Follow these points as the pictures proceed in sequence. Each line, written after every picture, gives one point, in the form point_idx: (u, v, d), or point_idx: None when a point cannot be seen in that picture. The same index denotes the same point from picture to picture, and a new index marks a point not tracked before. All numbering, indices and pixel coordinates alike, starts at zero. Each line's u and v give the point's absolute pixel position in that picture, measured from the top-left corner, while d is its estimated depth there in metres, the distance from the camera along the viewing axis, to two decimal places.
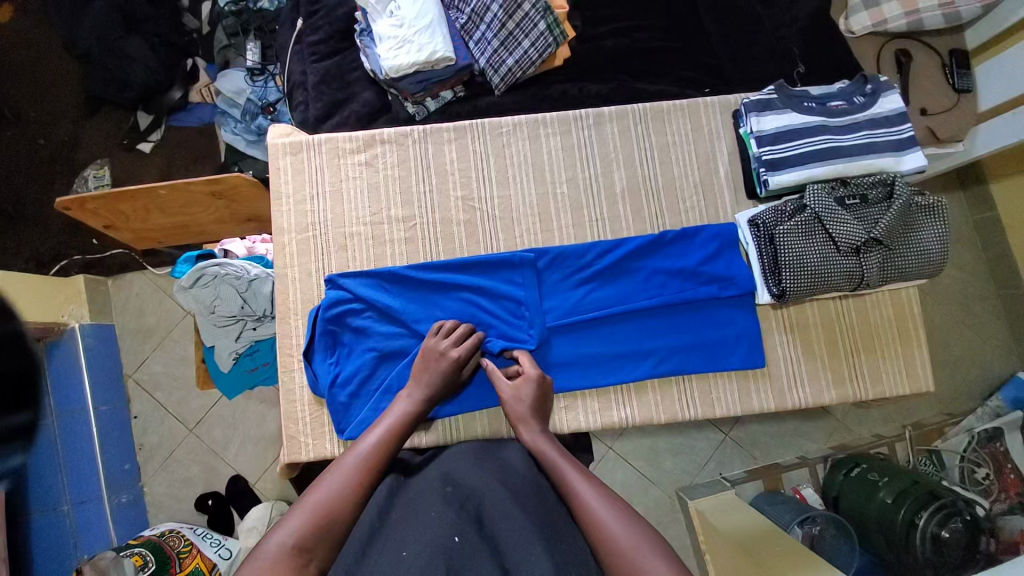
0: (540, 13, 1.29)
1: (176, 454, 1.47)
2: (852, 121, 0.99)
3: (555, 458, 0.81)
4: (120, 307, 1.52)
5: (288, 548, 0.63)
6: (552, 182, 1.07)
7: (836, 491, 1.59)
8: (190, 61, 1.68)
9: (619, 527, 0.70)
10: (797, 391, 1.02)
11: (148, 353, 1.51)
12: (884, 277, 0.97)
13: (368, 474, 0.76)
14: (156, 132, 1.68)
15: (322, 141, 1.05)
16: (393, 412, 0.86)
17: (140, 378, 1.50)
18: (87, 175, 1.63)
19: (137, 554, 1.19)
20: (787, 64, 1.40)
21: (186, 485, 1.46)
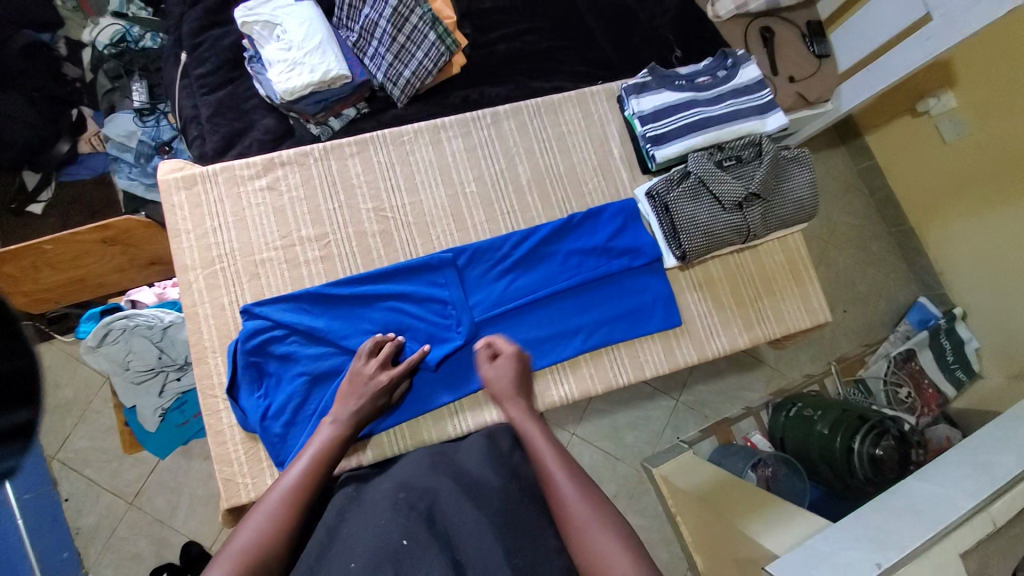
0: (428, 24, 1.32)
1: (119, 532, 1.37)
2: (717, 93, 1.10)
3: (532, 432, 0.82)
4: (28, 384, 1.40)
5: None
6: (461, 182, 1.09)
7: (780, 432, 1.74)
8: (75, 111, 1.61)
9: (582, 507, 0.71)
10: (714, 340, 1.10)
11: (69, 429, 1.40)
12: (769, 226, 1.07)
13: (293, 508, 0.72)
14: (47, 191, 1.59)
15: (217, 171, 1.03)
16: (313, 441, 0.82)
17: (65, 457, 1.38)
18: None
19: None
20: (665, 51, 1.54)
21: (135, 563, 1.36)
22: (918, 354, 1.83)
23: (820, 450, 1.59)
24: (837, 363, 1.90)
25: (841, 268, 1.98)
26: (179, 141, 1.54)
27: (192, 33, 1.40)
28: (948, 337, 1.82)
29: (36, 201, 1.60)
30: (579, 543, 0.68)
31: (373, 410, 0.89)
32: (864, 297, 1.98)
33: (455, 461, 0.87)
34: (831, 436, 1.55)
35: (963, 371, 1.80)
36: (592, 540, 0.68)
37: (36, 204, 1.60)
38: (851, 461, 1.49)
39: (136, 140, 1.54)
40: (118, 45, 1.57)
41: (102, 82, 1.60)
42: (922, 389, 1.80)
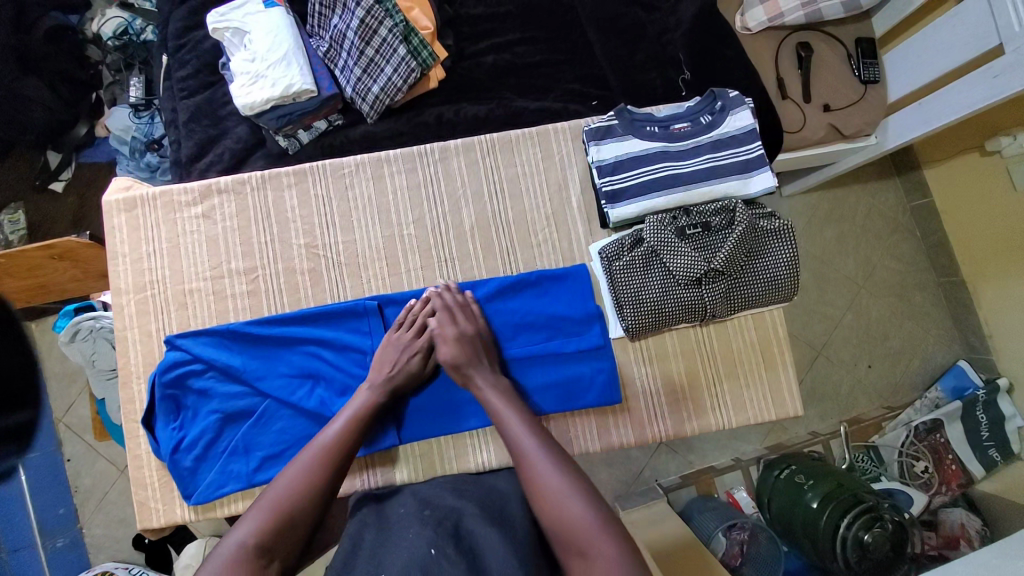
0: (398, 38, 1.24)
1: (111, 494, 1.46)
2: (694, 144, 0.96)
3: (499, 403, 0.83)
4: (45, 352, 1.49)
5: (248, 547, 0.66)
6: (399, 224, 1.02)
7: (768, 492, 1.47)
8: (95, 95, 1.62)
9: (557, 476, 0.72)
10: (657, 424, 0.99)
11: (74, 397, 1.48)
12: (731, 305, 0.94)
13: (330, 462, 0.78)
14: (66, 171, 1.63)
15: (155, 195, 1.02)
16: (348, 406, 0.86)
17: (70, 421, 1.48)
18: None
19: None
20: (672, 71, 1.37)
21: (122, 525, 1.45)
22: (947, 426, 1.52)
23: (802, 521, 1.34)
24: (849, 425, 1.63)
25: (879, 314, 1.71)
26: (165, 139, 1.52)
27: (177, 34, 1.38)
28: (984, 411, 1.51)
29: (57, 179, 1.63)
30: (548, 510, 0.70)
31: (407, 378, 0.91)
32: (896, 354, 1.69)
33: (462, 484, 0.87)
34: (818, 511, 1.29)
35: (999, 452, 1.49)
36: (565, 509, 0.69)
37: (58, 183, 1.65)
38: (835, 545, 1.24)
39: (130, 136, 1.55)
40: (120, 38, 1.55)
41: (106, 76, 1.63)
42: (943, 465, 1.50)
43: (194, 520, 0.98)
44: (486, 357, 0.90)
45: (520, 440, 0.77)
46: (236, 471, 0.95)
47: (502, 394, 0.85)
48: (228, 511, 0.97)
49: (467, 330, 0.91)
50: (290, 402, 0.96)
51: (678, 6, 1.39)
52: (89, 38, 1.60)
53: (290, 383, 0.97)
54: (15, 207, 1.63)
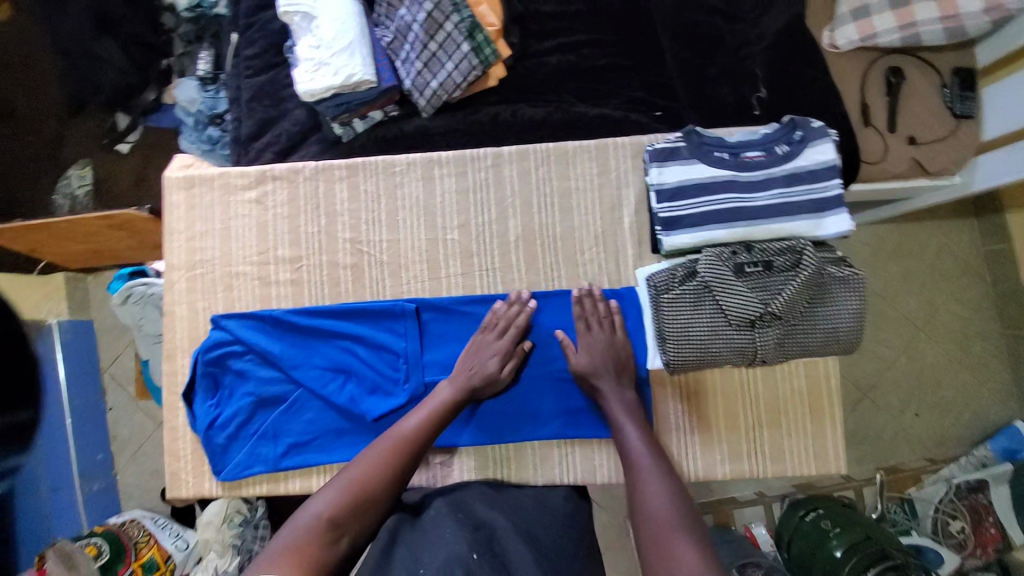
0: (462, 34, 1.22)
1: (145, 447, 1.57)
2: (765, 176, 0.90)
3: (621, 421, 0.87)
4: (97, 302, 1.58)
5: (323, 522, 0.71)
6: (444, 228, 1.00)
7: (789, 534, 1.34)
8: (165, 61, 1.65)
9: (667, 507, 0.75)
10: (687, 463, 0.95)
11: (121, 349, 1.58)
12: (784, 353, 0.88)
13: (402, 457, 0.81)
14: (134, 133, 1.69)
15: (214, 176, 1.04)
16: (434, 397, 0.89)
17: (115, 371, 1.58)
18: (70, 175, 1.69)
19: (92, 545, 1.28)
20: (747, 88, 1.29)
21: (154, 476, 1.56)
22: (993, 488, 1.41)
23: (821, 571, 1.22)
24: (885, 473, 1.52)
25: (936, 361, 1.57)
26: (227, 114, 1.55)
27: (248, 12, 1.41)
28: None
29: (124, 141, 1.70)
30: (654, 537, 0.72)
31: (484, 380, 0.90)
32: (949, 405, 1.55)
33: (488, 494, 0.87)
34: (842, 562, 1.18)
35: None
36: (664, 536, 0.72)
37: (124, 143, 1.71)
38: None
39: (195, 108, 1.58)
40: (194, 10, 1.59)
41: (177, 46, 1.66)
42: (981, 528, 1.38)
43: (221, 495, 1.01)
44: (618, 372, 0.91)
45: (639, 463, 0.82)
46: (264, 454, 0.98)
47: (629, 414, 0.88)
48: (252, 492, 1.00)
49: (599, 342, 0.91)
50: (322, 394, 0.97)
51: (762, 19, 1.31)
52: (165, 5, 1.64)
53: (323, 375, 0.98)
54: (84, 162, 1.71)
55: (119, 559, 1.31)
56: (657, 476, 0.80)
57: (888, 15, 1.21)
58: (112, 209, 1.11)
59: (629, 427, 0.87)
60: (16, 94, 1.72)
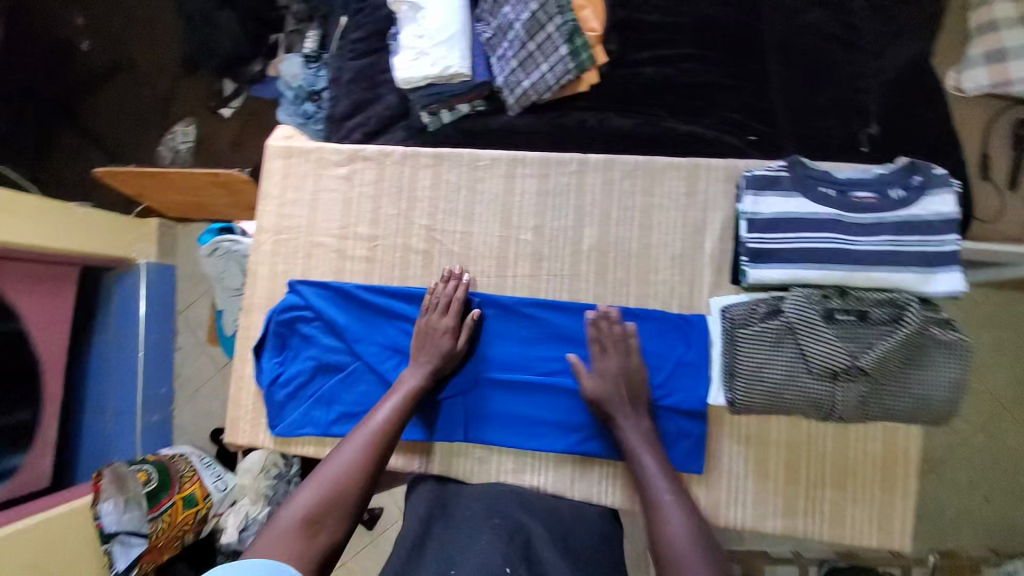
0: (563, 36, 1.23)
1: (202, 390, 1.71)
2: (872, 220, 0.85)
3: (638, 450, 0.84)
4: (182, 251, 1.77)
5: (301, 521, 0.76)
6: (518, 227, 1.00)
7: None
8: (274, 37, 1.78)
9: (687, 547, 0.74)
10: (736, 509, 0.90)
11: (195, 297, 1.76)
12: (865, 412, 0.81)
13: (374, 449, 0.85)
14: (237, 100, 1.83)
15: (312, 150, 1.10)
16: (400, 388, 0.91)
17: (188, 316, 1.75)
18: (176, 132, 1.84)
19: (143, 471, 1.39)
20: (856, 123, 1.22)
21: (206, 417, 1.70)
22: None
23: None
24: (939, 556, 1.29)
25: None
26: (326, 93, 1.64)
27: None
28: None
29: (227, 105, 1.84)
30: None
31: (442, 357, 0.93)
32: None
33: (525, 499, 0.87)
34: None
35: None
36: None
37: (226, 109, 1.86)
38: None
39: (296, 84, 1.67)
40: None
41: (289, 23, 1.78)
42: None
43: (272, 449, 1.06)
44: (634, 399, 0.87)
45: (659, 495, 0.80)
46: (315, 418, 1.01)
47: (646, 442, 0.85)
48: (299, 451, 1.04)
49: (612, 366, 0.88)
50: (378, 370, 0.99)
51: (883, 52, 1.24)
52: None
53: (381, 353, 1.01)
54: (188, 121, 1.85)
55: (163, 488, 1.38)
56: (679, 510, 0.78)
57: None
58: (220, 168, 1.17)
59: (647, 454, 0.84)
60: (140, 52, 1.88)
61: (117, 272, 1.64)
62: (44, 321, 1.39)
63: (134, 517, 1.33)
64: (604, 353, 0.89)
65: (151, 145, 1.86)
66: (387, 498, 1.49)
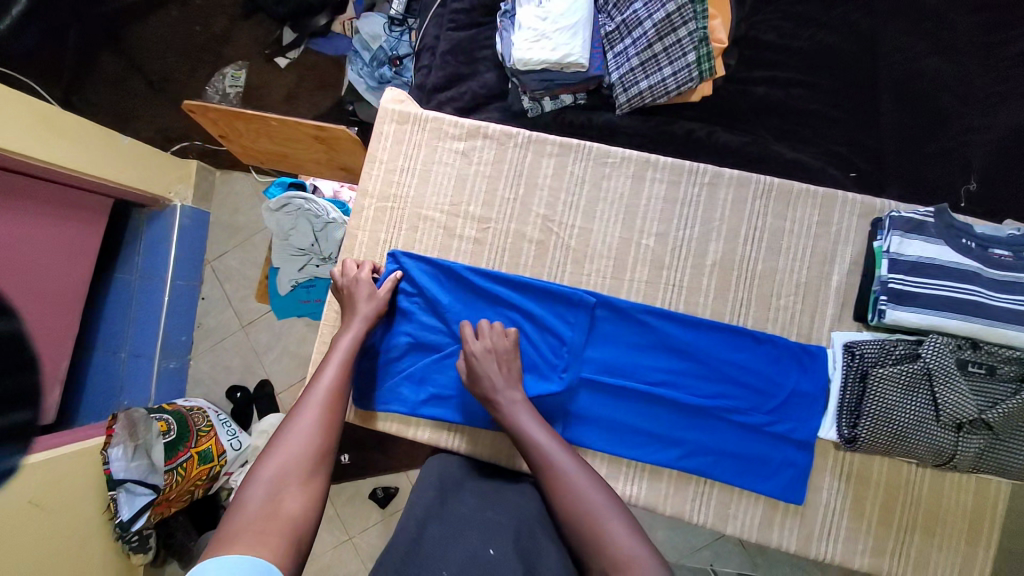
0: (693, 43, 1.19)
1: (225, 341, 1.61)
2: (1011, 278, 0.84)
3: (528, 424, 0.83)
4: (218, 199, 1.68)
5: (264, 496, 0.68)
6: (641, 231, 0.98)
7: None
8: None
9: (596, 507, 0.72)
10: (827, 543, 0.90)
11: (228, 248, 1.65)
12: (978, 465, 0.83)
13: (331, 405, 0.82)
14: (294, 52, 1.67)
15: (429, 119, 1.05)
16: (337, 350, 0.89)
17: (217, 267, 1.65)
18: (226, 74, 1.68)
19: (163, 421, 1.28)
20: (957, 176, 1.21)
21: (225, 371, 1.60)
22: None
23: None
24: None
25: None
26: (410, 61, 1.50)
27: None
28: None
29: (283, 56, 1.68)
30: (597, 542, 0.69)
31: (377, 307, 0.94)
32: None
33: None
34: None
35: None
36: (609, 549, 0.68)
37: (282, 59, 1.69)
38: None
39: (377, 45, 1.52)
40: None
41: None
42: None
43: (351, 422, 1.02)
44: (511, 376, 0.88)
45: (557, 464, 0.78)
46: (404, 395, 0.98)
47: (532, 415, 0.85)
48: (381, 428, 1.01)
49: (494, 344, 0.90)
50: None
51: (995, 108, 1.22)
52: None
53: None
54: (240, 66, 1.68)
55: (181, 440, 1.28)
56: (586, 480, 0.76)
57: None
58: (327, 122, 1.14)
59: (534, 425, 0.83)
60: None
61: (148, 212, 1.54)
62: (65, 245, 1.27)
63: (144, 464, 1.25)
64: (483, 341, 0.90)
65: (195, 86, 1.67)
66: (405, 479, 1.43)
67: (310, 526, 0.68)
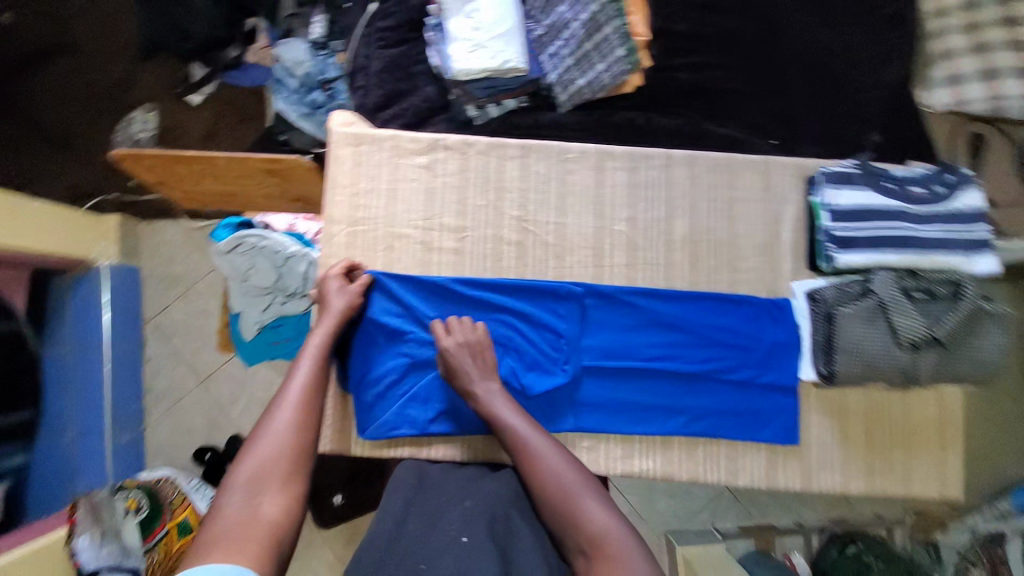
0: (620, 38, 1.27)
1: (183, 402, 1.45)
2: (929, 211, 0.97)
3: (501, 409, 0.84)
4: (147, 251, 1.50)
5: (239, 502, 0.67)
6: (611, 218, 1.02)
7: (827, 569, 1.35)
8: (251, 21, 1.52)
9: (567, 482, 0.77)
10: (827, 475, 0.98)
11: (168, 301, 1.48)
12: (937, 378, 0.94)
13: (309, 404, 0.78)
14: (210, 87, 1.54)
15: (385, 137, 1.04)
16: (309, 350, 0.85)
17: (158, 323, 1.48)
18: (133, 118, 1.51)
19: (132, 498, 1.17)
20: (861, 130, 1.34)
21: (188, 435, 1.44)
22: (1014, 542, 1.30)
23: None
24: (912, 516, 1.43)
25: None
26: (339, 83, 1.45)
27: None
28: None
29: (197, 91, 1.54)
30: (567, 512, 0.74)
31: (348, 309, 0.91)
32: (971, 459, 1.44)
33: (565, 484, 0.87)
34: None
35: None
36: (579, 516, 0.73)
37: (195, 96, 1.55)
38: None
39: (303, 70, 1.43)
40: None
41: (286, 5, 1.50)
42: None
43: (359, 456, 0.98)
44: (486, 364, 0.90)
45: (528, 444, 0.80)
46: (411, 418, 0.95)
47: (503, 398, 0.86)
48: (393, 455, 0.97)
49: (464, 337, 0.90)
50: None
51: (879, 69, 1.36)
52: None
53: None
54: (150, 107, 1.54)
55: (156, 515, 1.18)
56: (556, 456, 0.79)
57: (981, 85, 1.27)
58: (280, 154, 1.13)
59: (506, 408, 0.85)
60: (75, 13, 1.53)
61: (71, 275, 1.34)
62: None
63: (116, 549, 1.11)
64: (454, 334, 0.91)
65: (103, 134, 1.51)
66: None
67: (291, 530, 0.67)
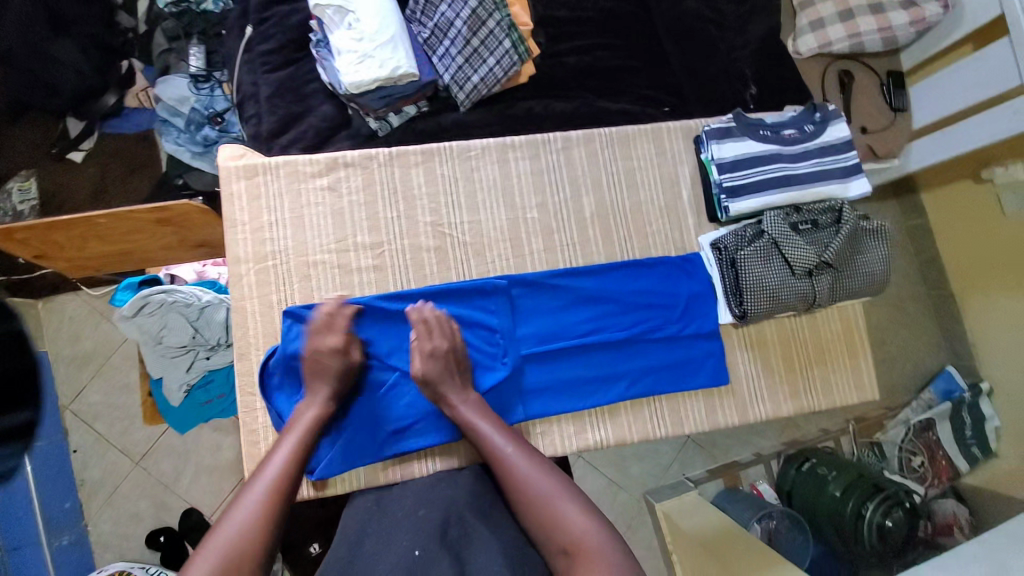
0: (504, 31, 1.29)
1: (122, 488, 1.34)
2: (803, 149, 1.06)
3: (475, 420, 0.87)
4: (49, 333, 1.36)
5: None
6: (523, 208, 1.05)
7: (789, 487, 1.43)
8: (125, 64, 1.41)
9: (543, 486, 0.77)
10: (758, 405, 1.07)
11: (85, 381, 1.36)
12: (834, 297, 1.05)
13: (279, 498, 0.75)
14: (90, 140, 1.42)
15: (280, 165, 1.01)
16: (292, 428, 0.84)
17: (78, 409, 1.35)
18: (9, 189, 1.38)
19: None
20: (740, 85, 1.42)
21: (134, 520, 1.33)
22: (940, 426, 1.44)
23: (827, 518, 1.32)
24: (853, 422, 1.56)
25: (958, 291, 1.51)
26: (232, 114, 1.38)
27: (260, 7, 1.33)
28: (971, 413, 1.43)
29: (77, 149, 1.42)
30: (544, 515, 0.75)
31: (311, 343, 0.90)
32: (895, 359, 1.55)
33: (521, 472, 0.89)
34: (843, 499, 1.29)
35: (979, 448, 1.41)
36: (556, 517, 0.74)
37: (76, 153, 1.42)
38: (859, 528, 1.25)
39: (189, 107, 1.37)
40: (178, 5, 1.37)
41: (159, 41, 1.42)
42: (936, 460, 1.41)
43: (311, 497, 0.93)
44: (458, 373, 0.91)
45: (503, 453, 0.82)
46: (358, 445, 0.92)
47: (477, 407, 0.89)
48: (343, 488, 0.93)
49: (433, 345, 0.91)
50: None
51: (746, 25, 1.47)
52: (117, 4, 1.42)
53: None
54: (25, 175, 1.39)
55: None
56: (531, 462, 0.80)
57: (838, 27, 1.40)
58: (166, 201, 1.08)
59: (481, 418, 0.87)
60: None
61: None
62: None
63: None
64: (425, 342, 0.91)
65: None
66: None
67: None
